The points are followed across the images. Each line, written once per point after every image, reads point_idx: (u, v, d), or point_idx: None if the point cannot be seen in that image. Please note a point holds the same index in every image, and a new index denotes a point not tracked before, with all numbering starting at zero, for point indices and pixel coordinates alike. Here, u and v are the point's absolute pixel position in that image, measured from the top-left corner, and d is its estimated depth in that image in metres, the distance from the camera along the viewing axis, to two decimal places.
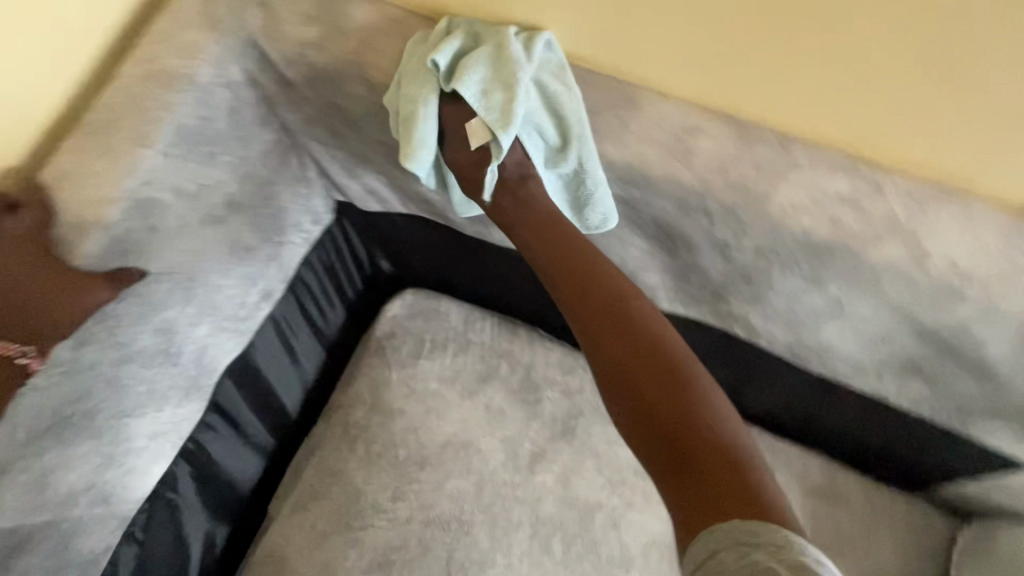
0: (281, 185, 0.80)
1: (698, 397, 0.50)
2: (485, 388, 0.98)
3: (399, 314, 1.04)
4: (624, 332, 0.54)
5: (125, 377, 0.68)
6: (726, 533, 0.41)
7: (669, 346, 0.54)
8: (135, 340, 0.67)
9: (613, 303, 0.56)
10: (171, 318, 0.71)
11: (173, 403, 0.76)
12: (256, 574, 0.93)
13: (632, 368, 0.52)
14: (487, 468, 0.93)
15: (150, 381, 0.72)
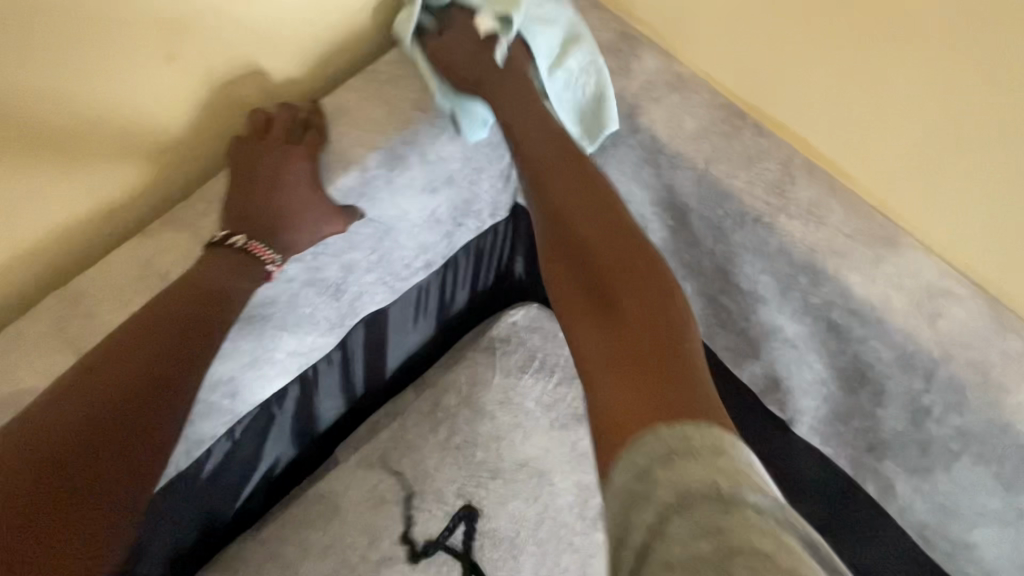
0: (487, 176, 0.83)
1: (657, 309, 0.51)
2: (577, 427, 0.98)
3: (518, 323, 1.07)
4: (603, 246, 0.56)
5: (301, 295, 0.73)
6: (654, 448, 0.43)
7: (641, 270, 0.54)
8: (326, 267, 0.72)
9: (594, 234, 0.57)
10: (356, 259, 0.75)
11: (318, 332, 0.80)
12: (306, 507, 0.96)
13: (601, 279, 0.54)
14: (554, 504, 0.93)
15: (314, 307, 0.76)
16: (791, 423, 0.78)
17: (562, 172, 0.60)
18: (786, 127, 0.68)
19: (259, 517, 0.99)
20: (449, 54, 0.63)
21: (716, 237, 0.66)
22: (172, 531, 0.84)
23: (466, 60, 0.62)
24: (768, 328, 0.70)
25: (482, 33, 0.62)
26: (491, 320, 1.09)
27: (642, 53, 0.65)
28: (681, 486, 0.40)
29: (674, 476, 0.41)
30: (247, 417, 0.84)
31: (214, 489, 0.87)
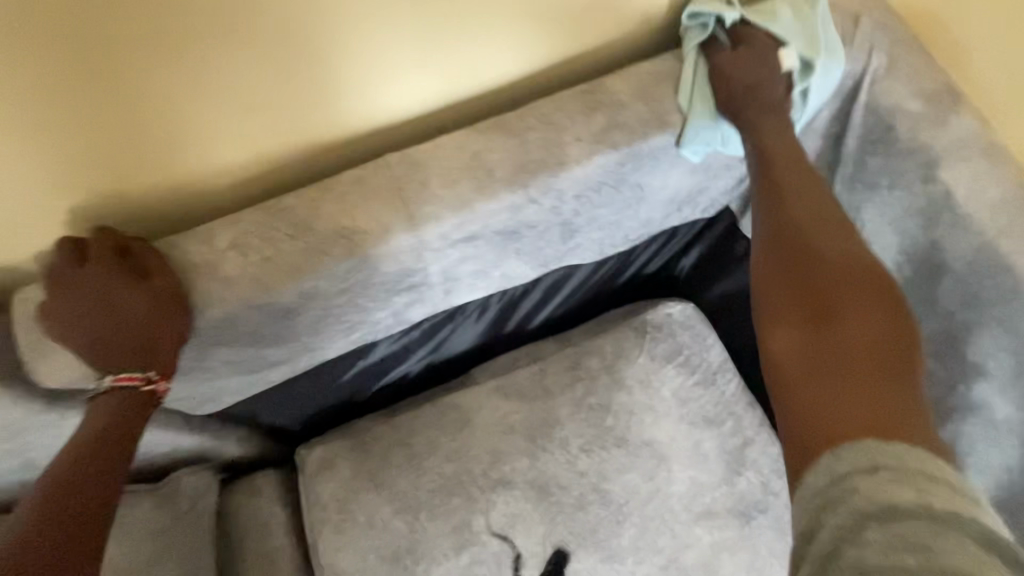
0: (726, 173, 0.85)
1: (847, 317, 0.56)
2: (704, 429, 1.02)
3: (673, 317, 1.08)
4: (812, 253, 0.61)
5: (548, 232, 0.78)
6: (849, 462, 0.46)
7: (835, 287, 0.59)
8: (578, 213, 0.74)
9: (819, 232, 0.63)
10: (597, 216, 0.79)
11: (532, 265, 0.85)
12: (440, 411, 1.03)
13: (805, 291, 0.60)
14: (666, 489, 0.98)
15: (546, 243, 0.81)
16: None
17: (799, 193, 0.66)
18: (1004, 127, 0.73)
19: (387, 405, 1.08)
20: (732, 73, 0.66)
21: (965, 303, 0.68)
22: (329, 389, 0.99)
23: (739, 90, 0.66)
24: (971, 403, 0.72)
25: (781, 66, 0.66)
26: (647, 304, 1.10)
27: (963, 114, 0.67)
28: (867, 505, 0.43)
29: (866, 497, 0.43)
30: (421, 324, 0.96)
31: (367, 368, 1.00)
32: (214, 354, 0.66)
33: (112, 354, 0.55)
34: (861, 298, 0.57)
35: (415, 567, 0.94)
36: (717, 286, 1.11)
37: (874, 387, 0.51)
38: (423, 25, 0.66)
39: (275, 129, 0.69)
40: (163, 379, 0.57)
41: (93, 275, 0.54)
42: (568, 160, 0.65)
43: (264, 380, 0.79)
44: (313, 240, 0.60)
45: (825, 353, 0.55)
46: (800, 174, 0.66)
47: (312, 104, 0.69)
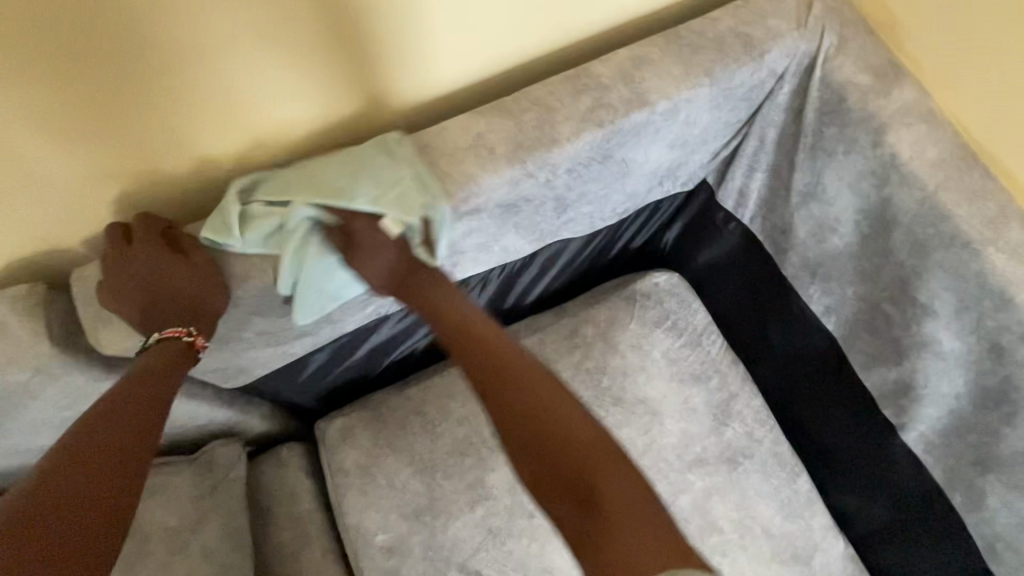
0: (702, 150, 0.93)
1: (564, 445, 0.57)
2: (693, 386, 1.11)
3: (660, 286, 1.16)
4: (528, 415, 0.60)
5: (542, 206, 0.83)
6: None
7: (551, 419, 0.59)
8: (569, 189, 0.81)
9: (513, 360, 0.65)
10: (588, 191, 0.86)
11: (529, 239, 0.91)
12: (449, 380, 1.11)
13: (518, 425, 0.60)
14: (660, 440, 1.07)
15: (542, 218, 0.86)
16: (900, 428, 0.93)
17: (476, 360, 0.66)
18: (936, 87, 0.79)
19: (398, 379, 1.15)
20: (368, 252, 0.67)
21: (913, 251, 0.78)
22: (343, 365, 1.06)
23: (387, 270, 0.69)
24: (922, 341, 0.82)
25: (388, 235, 0.67)
26: (637, 275, 1.18)
27: (904, 85, 0.77)
28: None
29: None
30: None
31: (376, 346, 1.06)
32: (251, 324, 0.73)
33: (158, 319, 0.64)
34: (556, 426, 0.59)
35: (434, 522, 1.02)
36: (702, 256, 1.15)
37: (602, 513, 0.53)
38: (386, 53, 0.74)
39: (236, 134, 0.73)
40: (202, 337, 0.65)
41: (142, 248, 0.64)
42: (560, 139, 0.73)
43: (289, 352, 0.86)
44: (336, 216, 0.67)
45: (556, 494, 0.56)
46: (489, 366, 0.65)
47: (268, 110, 0.72)
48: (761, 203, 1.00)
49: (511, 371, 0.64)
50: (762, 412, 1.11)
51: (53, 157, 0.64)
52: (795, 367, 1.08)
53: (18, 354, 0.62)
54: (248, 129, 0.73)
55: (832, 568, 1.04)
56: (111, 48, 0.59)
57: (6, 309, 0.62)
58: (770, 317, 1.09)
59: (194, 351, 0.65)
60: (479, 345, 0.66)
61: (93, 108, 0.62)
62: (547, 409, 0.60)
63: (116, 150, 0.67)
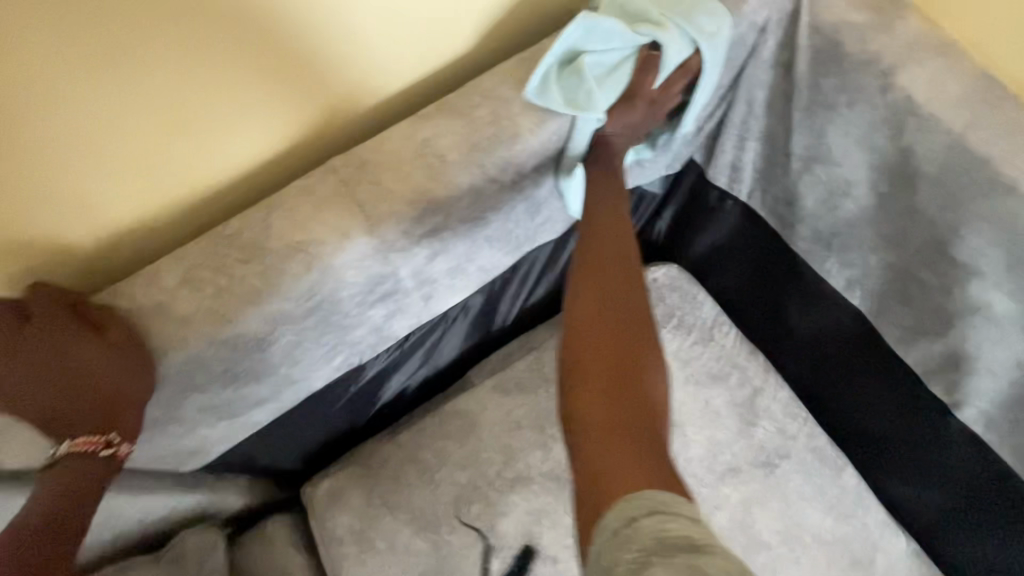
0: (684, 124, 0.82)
1: (631, 354, 0.52)
2: (712, 386, 1.00)
3: (660, 281, 1.06)
4: (601, 306, 0.55)
5: (513, 210, 0.70)
6: (632, 512, 0.41)
7: (630, 328, 0.54)
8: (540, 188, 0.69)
9: (624, 246, 0.60)
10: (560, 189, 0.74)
11: (505, 251, 0.77)
12: (443, 420, 0.99)
13: (603, 306, 0.55)
14: (685, 453, 0.96)
15: (514, 223, 0.73)
16: (953, 407, 0.82)
17: (611, 232, 0.61)
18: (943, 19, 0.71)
19: (387, 426, 1.03)
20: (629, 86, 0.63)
21: (946, 205, 0.67)
22: (322, 424, 0.93)
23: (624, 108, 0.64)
24: (968, 307, 0.71)
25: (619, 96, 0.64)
26: None
27: (905, 19, 0.67)
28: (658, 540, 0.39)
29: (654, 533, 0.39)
30: (408, 338, 0.89)
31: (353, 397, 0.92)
32: (189, 401, 0.62)
33: (64, 420, 0.50)
34: (627, 338, 0.53)
35: None
36: (701, 241, 1.05)
37: (628, 418, 0.48)
38: (271, 49, 0.61)
39: (73, 205, 0.59)
40: (126, 442, 0.52)
41: (38, 331, 0.49)
42: (522, 132, 0.62)
43: (249, 423, 0.74)
44: (274, 257, 0.56)
45: (594, 377, 0.51)
46: (613, 244, 0.60)
47: (103, 170, 0.59)
48: (759, 175, 0.90)
49: (623, 258, 0.59)
50: (792, 404, 1.00)
51: None
52: (822, 351, 0.97)
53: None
54: (85, 195, 0.59)
55: (898, 569, 0.93)
56: None
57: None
58: (786, 299, 0.99)
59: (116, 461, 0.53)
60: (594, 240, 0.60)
61: None
62: (635, 316, 0.55)
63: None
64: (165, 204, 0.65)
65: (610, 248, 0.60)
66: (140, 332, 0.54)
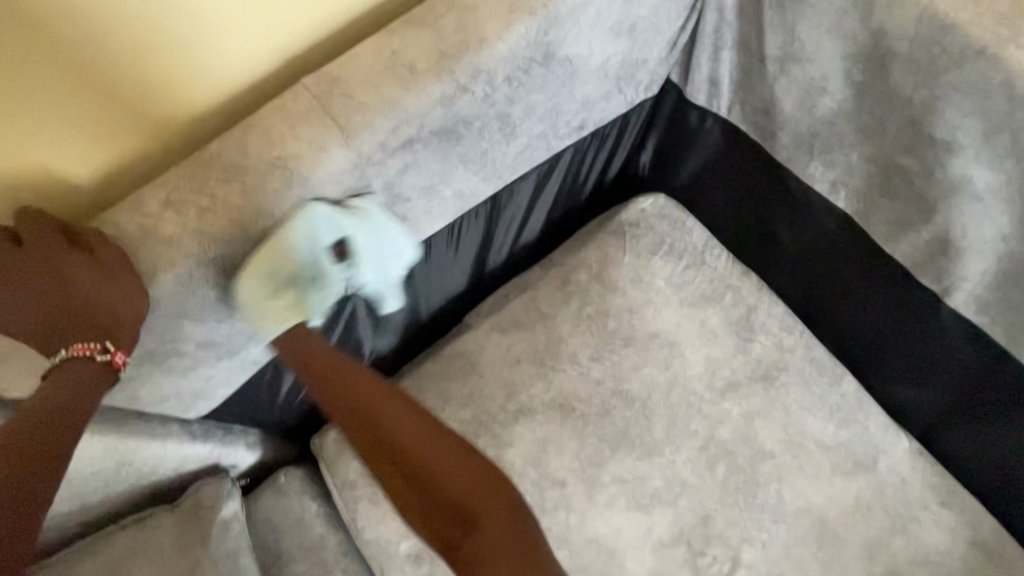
0: (657, 36, 0.83)
1: (434, 471, 0.62)
2: (707, 307, 1.01)
3: (648, 211, 1.08)
4: (394, 459, 0.64)
5: (486, 127, 0.70)
6: None
7: (422, 459, 0.63)
8: (512, 100, 0.70)
9: (368, 402, 0.66)
10: (537, 106, 0.75)
11: (480, 175, 0.77)
12: (443, 362, 1.01)
13: (397, 448, 0.63)
14: (684, 372, 0.97)
15: (492, 143, 0.74)
16: (943, 295, 0.83)
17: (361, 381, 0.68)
18: None
19: (391, 375, 1.05)
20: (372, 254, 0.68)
21: (919, 80, 0.68)
22: None
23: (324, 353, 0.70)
24: (949, 186, 0.72)
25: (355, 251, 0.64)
26: (620, 207, 1.10)
27: None
28: None
29: None
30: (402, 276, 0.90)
31: (350, 341, 0.93)
32: (186, 332, 0.63)
33: (61, 335, 0.52)
34: (435, 455, 0.63)
35: None
36: (685, 169, 1.07)
37: (474, 522, 0.61)
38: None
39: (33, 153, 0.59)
40: (120, 352, 0.52)
41: (32, 248, 0.52)
42: (489, 37, 0.62)
43: (250, 362, 0.76)
44: (257, 175, 0.58)
45: (439, 515, 0.62)
46: (366, 391, 0.67)
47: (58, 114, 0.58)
48: (736, 87, 0.90)
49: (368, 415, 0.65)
50: (788, 317, 1.01)
51: None
52: (813, 262, 0.97)
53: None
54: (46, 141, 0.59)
55: (902, 469, 0.94)
56: None
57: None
58: (772, 216, 0.99)
59: (112, 369, 0.53)
60: (347, 399, 0.67)
61: None
62: (412, 446, 0.63)
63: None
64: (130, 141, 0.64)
65: (363, 398, 0.66)
66: (129, 253, 0.55)
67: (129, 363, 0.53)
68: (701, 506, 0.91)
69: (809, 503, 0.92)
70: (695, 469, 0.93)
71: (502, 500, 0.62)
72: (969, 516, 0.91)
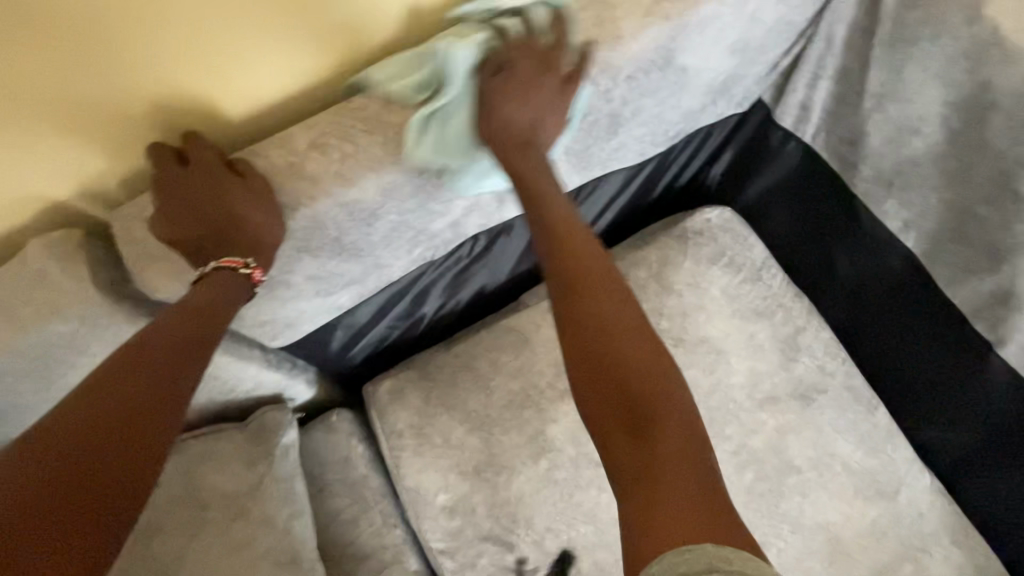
0: (762, 57, 0.86)
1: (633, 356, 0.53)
2: (757, 322, 1.05)
3: (713, 222, 1.11)
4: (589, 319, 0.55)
5: (595, 117, 0.75)
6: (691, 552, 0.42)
7: (625, 344, 0.54)
8: (625, 102, 0.76)
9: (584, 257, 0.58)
10: (641, 105, 0.79)
11: (571, 162, 0.84)
12: (498, 333, 1.06)
13: (595, 313, 0.56)
14: (727, 379, 1.02)
15: (593, 131, 0.79)
16: (996, 344, 0.88)
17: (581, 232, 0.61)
18: None
19: (444, 337, 1.11)
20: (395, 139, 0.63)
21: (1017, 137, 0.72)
22: (386, 323, 1.01)
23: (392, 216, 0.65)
24: None
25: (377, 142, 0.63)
26: (685, 214, 1.13)
27: None
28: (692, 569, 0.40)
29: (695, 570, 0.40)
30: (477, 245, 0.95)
31: (418, 298, 0.99)
32: (301, 264, 0.68)
33: (207, 247, 0.58)
34: (630, 345, 0.54)
35: (496, 479, 0.97)
36: (754, 186, 1.10)
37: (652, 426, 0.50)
38: None
39: (190, 84, 0.62)
40: (260, 270, 0.60)
41: (197, 169, 0.57)
42: (623, 35, 0.66)
43: (336, 302, 0.81)
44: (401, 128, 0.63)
45: (607, 407, 0.52)
46: (581, 246, 0.59)
47: (239, 53, 0.62)
48: (826, 115, 0.94)
49: (587, 265, 0.58)
50: (832, 343, 1.05)
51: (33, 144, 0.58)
52: (867, 294, 1.02)
53: (61, 299, 0.57)
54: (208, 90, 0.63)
55: (920, 504, 0.99)
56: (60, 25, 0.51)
57: (43, 254, 0.56)
58: (832, 245, 1.03)
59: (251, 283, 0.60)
60: (561, 228, 0.60)
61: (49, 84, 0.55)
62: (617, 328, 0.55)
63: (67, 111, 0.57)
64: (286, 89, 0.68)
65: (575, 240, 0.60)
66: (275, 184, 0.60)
67: (263, 281, 0.61)
68: None
69: (826, 520, 0.97)
70: (724, 472, 0.98)
71: (686, 418, 0.51)
72: (977, 556, 0.96)
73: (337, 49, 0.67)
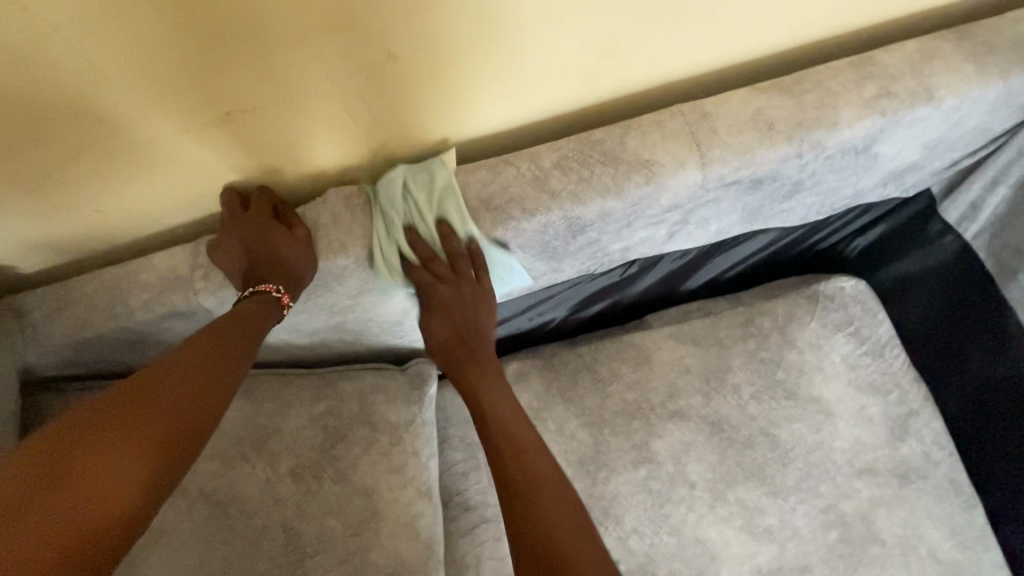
0: (946, 153, 0.91)
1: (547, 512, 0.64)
2: (871, 395, 1.09)
3: (846, 290, 1.13)
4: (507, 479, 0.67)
5: (785, 182, 0.83)
6: None
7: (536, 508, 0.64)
8: (813, 175, 0.83)
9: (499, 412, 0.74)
10: (825, 179, 0.86)
11: (745, 216, 0.93)
12: (620, 346, 1.14)
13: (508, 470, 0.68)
14: (831, 440, 1.07)
15: (778, 194, 0.88)
16: None
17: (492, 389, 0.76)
18: None
19: (563, 339, 1.20)
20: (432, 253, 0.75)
21: None
22: (528, 314, 1.13)
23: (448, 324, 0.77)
24: None
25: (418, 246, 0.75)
26: (819, 276, 1.16)
27: None
28: None
29: None
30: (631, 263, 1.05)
31: (562, 299, 1.12)
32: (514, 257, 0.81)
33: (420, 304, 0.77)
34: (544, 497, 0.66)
35: (598, 474, 1.06)
36: (896, 266, 1.13)
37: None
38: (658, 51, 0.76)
39: (456, 115, 0.76)
40: (287, 296, 0.73)
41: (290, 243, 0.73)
42: (840, 122, 0.75)
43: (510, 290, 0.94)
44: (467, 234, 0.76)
45: None
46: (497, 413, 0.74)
47: (500, 96, 0.76)
48: (995, 219, 1.01)
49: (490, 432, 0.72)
50: (942, 435, 1.08)
51: (235, 158, 0.73)
52: (992, 398, 1.06)
53: (347, 241, 0.76)
54: (471, 121, 0.78)
55: None
56: (284, 87, 0.66)
57: (342, 201, 0.77)
58: (968, 343, 1.08)
59: (280, 305, 0.72)
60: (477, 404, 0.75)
61: (257, 123, 0.69)
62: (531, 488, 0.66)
63: (329, 94, 0.68)
64: (533, 112, 0.80)
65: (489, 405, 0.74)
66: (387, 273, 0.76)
67: (292, 305, 0.74)
68: (803, 556, 1.03)
69: None
70: (809, 524, 1.03)
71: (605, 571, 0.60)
72: None
73: (583, 101, 0.81)
